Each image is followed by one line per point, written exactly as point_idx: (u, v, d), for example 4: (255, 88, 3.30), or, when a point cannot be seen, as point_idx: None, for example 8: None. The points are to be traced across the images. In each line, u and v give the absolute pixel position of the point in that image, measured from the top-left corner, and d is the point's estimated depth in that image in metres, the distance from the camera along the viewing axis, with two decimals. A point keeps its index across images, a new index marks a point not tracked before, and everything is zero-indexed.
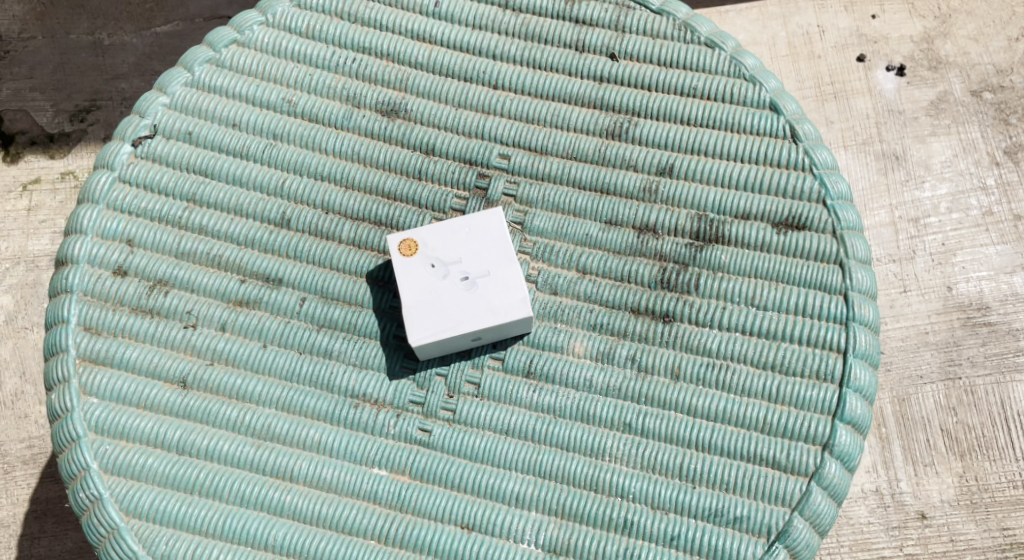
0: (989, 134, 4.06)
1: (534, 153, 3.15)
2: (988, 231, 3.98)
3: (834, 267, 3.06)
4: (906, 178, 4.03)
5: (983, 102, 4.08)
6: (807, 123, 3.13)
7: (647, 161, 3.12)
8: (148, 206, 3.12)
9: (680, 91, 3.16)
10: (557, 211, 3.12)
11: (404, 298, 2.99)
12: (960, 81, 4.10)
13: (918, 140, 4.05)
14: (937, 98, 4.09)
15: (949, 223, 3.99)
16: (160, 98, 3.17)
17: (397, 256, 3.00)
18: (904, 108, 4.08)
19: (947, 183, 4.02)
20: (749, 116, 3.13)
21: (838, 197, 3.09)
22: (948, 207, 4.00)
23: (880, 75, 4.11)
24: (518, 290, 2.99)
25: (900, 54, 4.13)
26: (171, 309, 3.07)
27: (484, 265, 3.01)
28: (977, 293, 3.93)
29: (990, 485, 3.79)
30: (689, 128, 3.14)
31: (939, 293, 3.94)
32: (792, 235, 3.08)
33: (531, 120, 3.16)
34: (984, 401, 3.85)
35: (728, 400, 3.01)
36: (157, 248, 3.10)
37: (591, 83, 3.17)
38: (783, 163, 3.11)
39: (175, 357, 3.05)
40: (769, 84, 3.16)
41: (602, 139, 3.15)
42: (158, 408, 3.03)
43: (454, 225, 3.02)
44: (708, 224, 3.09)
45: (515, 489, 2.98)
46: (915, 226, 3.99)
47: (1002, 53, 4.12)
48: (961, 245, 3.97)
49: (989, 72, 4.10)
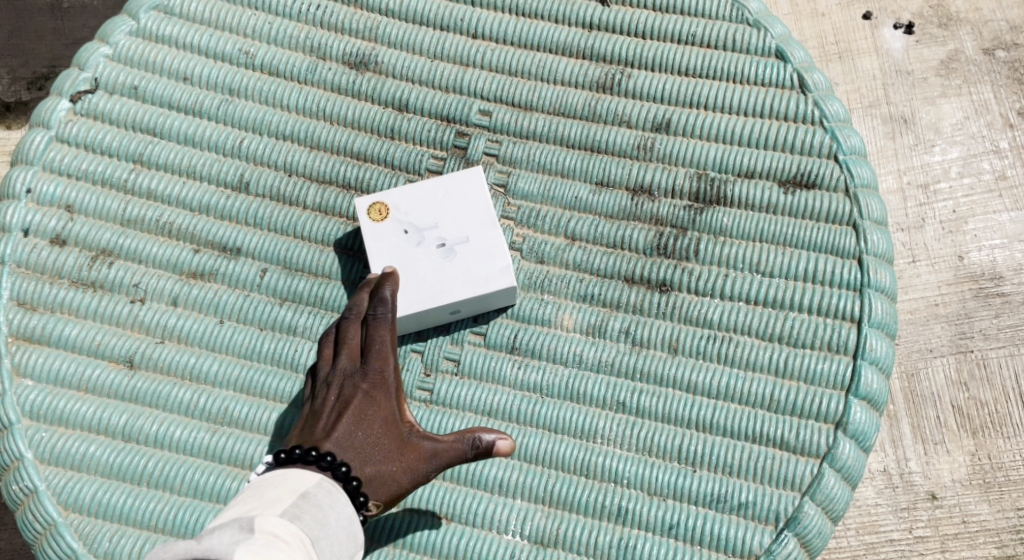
0: (1004, 95, 3.70)
1: (518, 109, 2.88)
2: (1002, 197, 3.64)
3: (847, 229, 2.80)
4: (914, 143, 3.69)
5: (995, 60, 3.72)
6: (817, 72, 2.87)
7: (641, 116, 2.86)
8: (89, 167, 2.85)
9: (676, 39, 2.89)
10: (543, 171, 2.86)
11: (375, 267, 2.73)
12: (972, 38, 3.73)
13: (928, 101, 3.70)
14: (948, 57, 3.72)
15: (961, 189, 3.64)
16: (101, 49, 2.90)
17: (366, 222, 2.75)
18: (913, 68, 3.72)
19: (958, 146, 3.67)
20: (752, 65, 2.87)
21: (851, 151, 2.84)
22: (959, 171, 3.66)
23: (888, 33, 3.74)
24: (501, 258, 2.74)
25: (907, 10, 3.76)
26: (115, 281, 2.81)
27: (463, 231, 2.75)
28: (989, 262, 3.60)
29: (1005, 464, 3.48)
30: (687, 79, 2.88)
31: (949, 263, 3.61)
32: (801, 195, 2.82)
33: (514, 72, 2.90)
34: (998, 375, 3.53)
35: (731, 375, 2.75)
36: (100, 215, 2.84)
37: (579, 32, 2.91)
38: (790, 116, 2.85)
39: (120, 335, 2.79)
40: (775, 29, 2.89)
41: (592, 92, 2.88)
42: (101, 391, 2.77)
43: (430, 187, 2.77)
44: (709, 184, 2.83)
45: (499, 475, 2.72)
46: (924, 192, 3.65)
47: (1016, 9, 3.74)
48: (973, 212, 3.63)
49: (1002, 28, 3.73)
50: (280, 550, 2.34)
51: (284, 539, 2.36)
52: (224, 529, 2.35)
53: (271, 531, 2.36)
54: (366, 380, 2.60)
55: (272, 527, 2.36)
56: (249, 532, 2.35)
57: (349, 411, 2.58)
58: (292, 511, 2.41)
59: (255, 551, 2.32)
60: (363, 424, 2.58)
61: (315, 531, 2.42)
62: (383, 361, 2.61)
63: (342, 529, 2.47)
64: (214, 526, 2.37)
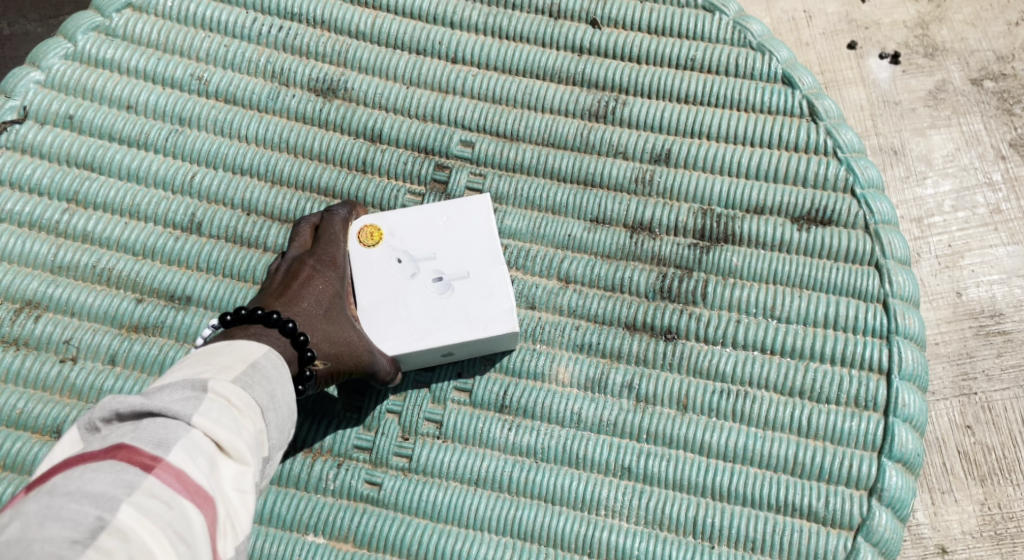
0: (993, 126, 3.13)
1: (503, 140, 2.58)
2: (998, 231, 3.07)
3: (869, 270, 2.50)
4: (906, 176, 3.12)
5: (985, 92, 3.15)
6: (827, 98, 2.58)
7: (639, 147, 2.57)
8: (15, 208, 2.53)
9: (674, 64, 2.60)
10: (531, 207, 2.56)
11: (362, 299, 2.42)
12: (960, 69, 3.17)
13: (917, 134, 3.13)
14: (937, 88, 3.16)
15: (955, 223, 3.08)
16: (32, 74, 2.58)
17: (355, 246, 2.44)
18: (900, 99, 3.15)
19: (950, 179, 3.11)
20: (757, 91, 2.58)
21: (868, 184, 2.54)
22: (953, 205, 3.09)
23: (874, 63, 3.19)
24: (502, 299, 2.43)
25: (894, 41, 3.20)
26: (43, 338, 2.49)
27: (464, 266, 2.45)
28: (989, 298, 3.04)
29: (1017, 514, 2.91)
30: (686, 106, 2.58)
31: (949, 299, 3.05)
32: (817, 232, 2.52)
33: (497, 100, 2.60)
34: (1005, 419, 2.97)
35: (750, 436, 2.45)
36: (29, 262, 2.52)
37: (568, 55, 2.61)
38: (801, 146, 2.56)
39: (46, 401, 2.47)
40: (781, 53, 2.60)
41: (584, 121, 2.59)
42: (22, 468, 2.43)
43: (430, 213, 2.47)
44: (715, 220, 2.54)
45: (489, 556, 2.41)
46: (918, 226, 3.09)
47: (1004, 39, 3.18)
48: (969, 247, 3.07)
49: (990, 59, 3.17)
50: (235, 420, 2.15)
51: (237, 406, 2.17)
52: (174, 387, 2.15)
53: (224, 394, 2.16)
54: (314, 255, 2.40)
55: (227, 391, 2.17)
56: (201, 392, 2.15)
57: (299, 280, 2.38)
58: (243, 379, 2.20)
59: (211, 415, 2.13)
60: (309, 290, 2.37)
61: (267, 402, 2.21)
62: (337, 244, 2.42)
63: (288, 405, 2.25)
64: (164, 382, 2.16)
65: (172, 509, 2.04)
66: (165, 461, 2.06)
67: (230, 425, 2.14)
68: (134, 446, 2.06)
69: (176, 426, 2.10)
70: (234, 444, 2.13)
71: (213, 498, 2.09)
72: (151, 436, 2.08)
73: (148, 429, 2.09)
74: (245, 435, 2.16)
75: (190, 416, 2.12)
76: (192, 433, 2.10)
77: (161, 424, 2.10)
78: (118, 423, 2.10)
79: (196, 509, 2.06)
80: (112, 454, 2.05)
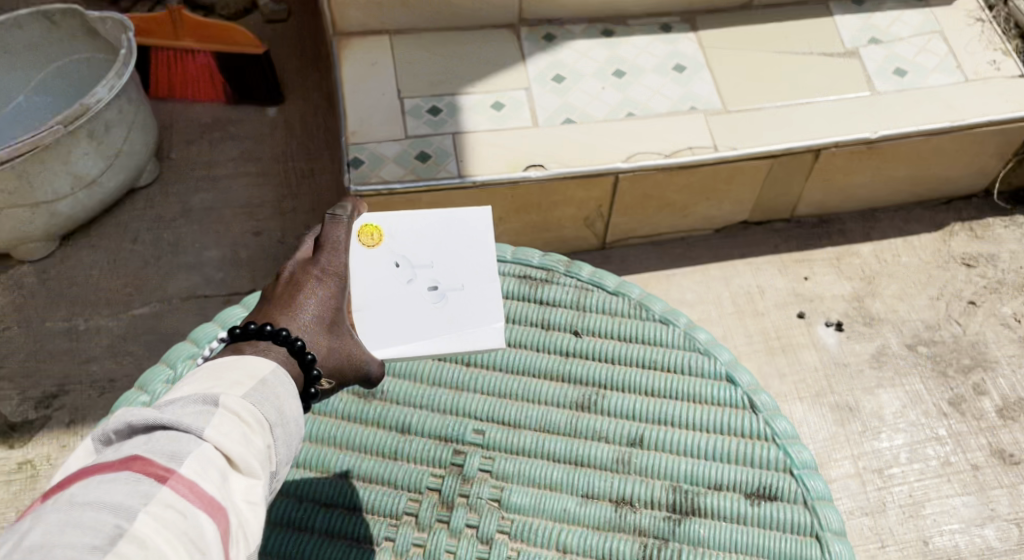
0: (933, 387, 3.81)
1: (507, 426, 3.12)
2: (950, 481, 3.68)
3: (811, 540, 3.01)
4: (863, 430, 3.75)
5: (919, 355, 3.86)
6: (765, 393, 3.16)
7: (617, 432, 3.11)
8: None
9: (642, 362, 3.18)
10: (531, 483, 3.06)
11: (365, 295, 2.93)
12: (895, 336, 3.89)
13: (867, 391, 3.81)
14: (877, 351, 3.87)
15: (913, 474, 3.69)
16: (138, 396, 3.12)
17: (361, 244, 2.98)
18: (849, 360, 3.85)
19: (902, 433, 3.75)
20: (708, 388, 3.15)
21: (804, 464, 3.08)
22: (907, 457, 3.72)
23: (822, 330, 3.90)
24: (490, 312, 2.97)
25: (836, 310, 3.93)
26: None
27: (458, 278, 2.99)
28: (952, 547, 3.59)
29: None
30: (652, 399, 3.14)
31: (916, 548, 3.59)
32: (767, 507, 3.04)
33: (502, 394, 3.15)
34: None
35: None
36: None
37: (556, 357, 3.19)
38: (747, 433, 3.11)
39: None
40: (724, 356, 3.20)
41: (571, 412, 3.13)
42: None
43: (428, 224, 3.01)
44: (683, 496, 3.05)
45: None
46: (879, 476, 3.69)
47: (928, 310, 3.93)
48: (927, 497, 3.66)
49: (920, 327, 3.90)
50: (244, 434, 2.54)
51: (248, 421, 2.56)
52: (183, 400, 2.55)
53: (234, 408, 2.55)
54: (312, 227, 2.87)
55: (237, 405, 2.56)
56: (212, 403, 2.54)
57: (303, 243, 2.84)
58: (250, 390, 2.59)
59: (223, 429, 2.52)
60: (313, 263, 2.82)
61: (274, 416, 2.59)
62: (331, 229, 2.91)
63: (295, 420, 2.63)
64: (174, 396, 2.56)
65: (185, 518, 2.45)
66: (176, 473, 2.46)
67: (238, 437, 2.53)
68: (148, 459, 2.46)
69: (187, 436, 2.50)
70: (244, 460, 2.53)
71: (223, 507, 2.48)
72: (163, 447, 2.48)
73: (158, 440, 2.49)
74: (251, 445, 2.55)
75: (200, 428, 2.51)
76: (203, 444, 2.50)
77: (172, 436, 2.50)
78: (134, 434, 2.50)
79: (209, 517, 2.46)
80: (129, 464, 2.46)
